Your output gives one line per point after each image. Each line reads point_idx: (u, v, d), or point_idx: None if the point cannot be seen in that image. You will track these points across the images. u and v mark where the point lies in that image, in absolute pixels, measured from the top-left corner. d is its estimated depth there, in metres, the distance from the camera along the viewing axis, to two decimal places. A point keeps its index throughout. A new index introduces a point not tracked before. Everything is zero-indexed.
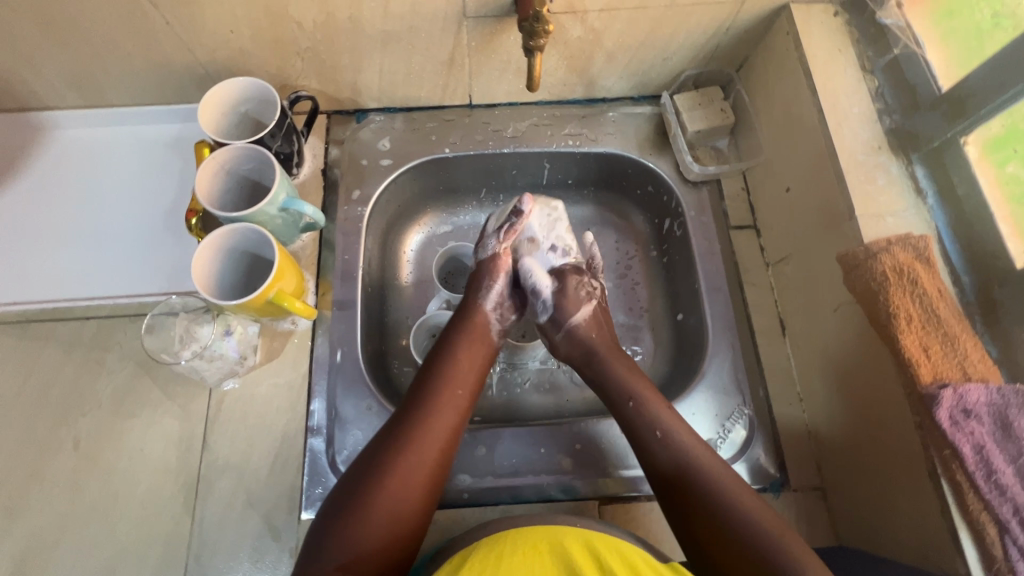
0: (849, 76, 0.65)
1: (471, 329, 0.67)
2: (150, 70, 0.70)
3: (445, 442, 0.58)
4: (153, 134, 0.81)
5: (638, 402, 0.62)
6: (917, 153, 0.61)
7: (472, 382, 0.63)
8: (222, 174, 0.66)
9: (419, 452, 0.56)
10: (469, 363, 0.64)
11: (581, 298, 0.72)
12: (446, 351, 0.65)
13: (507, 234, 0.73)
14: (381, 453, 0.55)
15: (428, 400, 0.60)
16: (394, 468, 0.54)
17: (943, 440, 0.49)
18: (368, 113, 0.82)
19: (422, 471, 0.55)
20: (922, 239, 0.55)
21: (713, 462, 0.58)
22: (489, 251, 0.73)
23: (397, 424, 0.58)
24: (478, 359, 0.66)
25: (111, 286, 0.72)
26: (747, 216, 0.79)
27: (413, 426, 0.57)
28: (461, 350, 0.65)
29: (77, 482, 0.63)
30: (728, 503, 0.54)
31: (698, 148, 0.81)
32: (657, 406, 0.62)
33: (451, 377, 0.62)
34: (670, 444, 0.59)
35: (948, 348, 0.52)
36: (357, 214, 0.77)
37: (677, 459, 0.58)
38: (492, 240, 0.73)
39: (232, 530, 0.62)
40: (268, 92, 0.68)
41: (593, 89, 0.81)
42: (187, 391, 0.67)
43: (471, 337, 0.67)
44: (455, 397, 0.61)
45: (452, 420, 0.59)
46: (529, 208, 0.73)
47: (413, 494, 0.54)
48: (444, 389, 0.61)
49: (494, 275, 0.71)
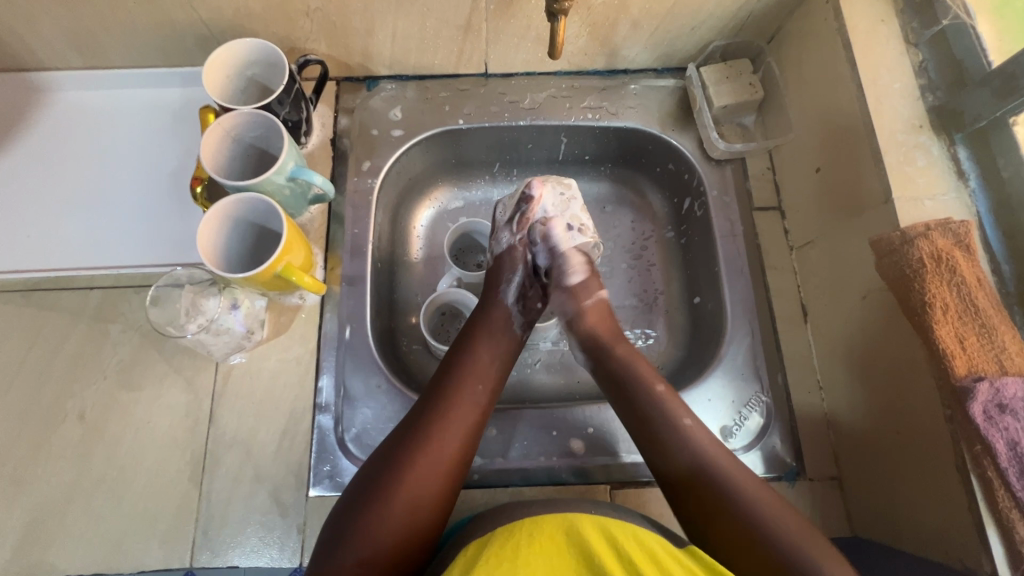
0: (892, 49, 0.61)
1: (490, 323, 0.66)
2: (152, 29, 0.67)
3: (466, 439, 0.57)
4: (155, 97, 0.78)
5: (657, 394, 0.60)
6: (960, 133, 0.57)
7: (493, 377, 0.62)
8: (228, 141, 0.64)
9: (439, 447, 0.55)
10: (488, 361, 0.63)
11: (591, 294, 0.70)
12: (466, 346, 0.64)
13: (521, 224, 0.71)
14: (401, 447, 0.54)
15: (448, 395, 0.59)
16: (415, 464, 0.53)
17: (976, 435, 0.47)
18: (380, 80, 0.79)
19: (443, 467, 0.54)
20: (962, 225, 0.52)
21: (727, 464, 0.55)
22: (503, 244, 0.72)
23: (417, 418, 0.57)
24: (498, 354, 0.64)
25: (116, 255, 0.70)
26: (772, 197, 0.76)
27: (433, 420, 0.56)
28: (481, 345, 0.64)
29: (83, 453, 0.63)
30: (741, 501, 0.52)
31: (723, 124, 0.78)
32: (667, 405, 0.60)
33: (471, 373, 0.61)
34: (683, 441, 0.57)
35: (985, 340, 0.49)
36: (367, 186, 0.74)
37: (695, 460, 0.55)
38: (506, 233, 0.72)
39: (239, 506, 0.61)
40: (276, 55, 0.65)
41: (615, 60, 0.77)
42: (193, 364, 0.66)
43: (491, 331, 0.65)
44: (476, 392, 0.60)
45: (473, 415, 0.58)
46: (539, 193, 0.71)
47: (435, 490, 0.53)
48: (464, 385, 0.60)
49: (510, 268, 0.70)
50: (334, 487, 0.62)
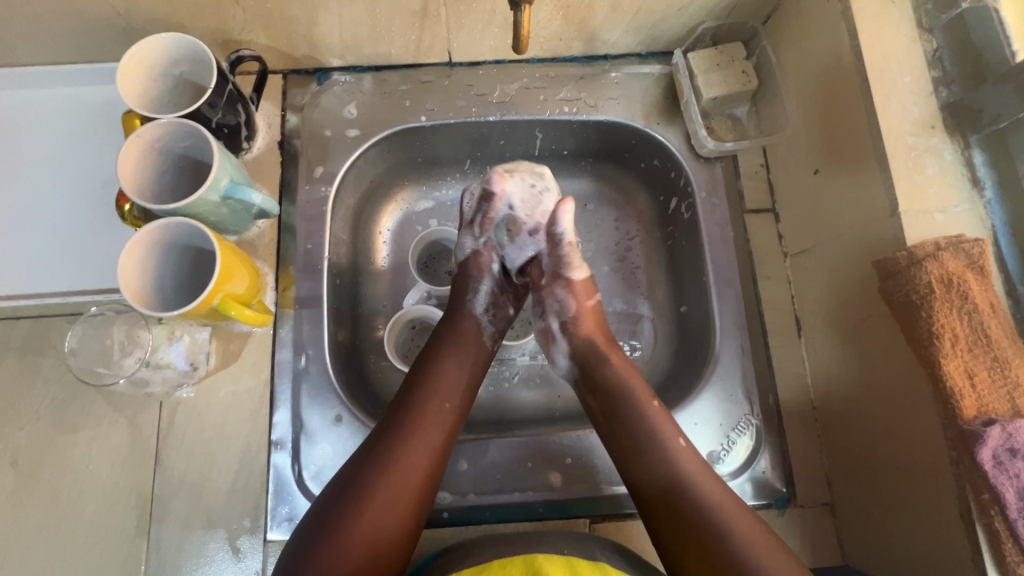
0: (903, 35, 0.53)
1: (459, 333, 0.60)
2: (60, 23, 0.58)
3: (431, 463, 0.52)
4: (74, 97, 0.69)
5: (635, 413, 0.54)
6: (976, 134, 0.51)
7: (461, 393, 0.57)
8: (153, 155, 0.56)
9: (400, 476, 0.50)
10: (457, 373, 0.57)
11: (565, 297, 0.63)
12: (432, 357, 0.58)
13: (483, 226, 0.65)
14: (357, 479, 0.50)
15: (410, 416, 0.53)
16: (371, 497, 0.49)
17: (983, 483, 0.43)
18: (332, 73, 0.71)
19: (404, 498, 0.50)
20: (976, 244, 0.46)
21: (708, 484, 0.50)
22: (467, 251, 0.65)
23: (377, 444, 0.52)
24: (468, 366, 0.59)
25: (34, 282, 0.62)
26: (765, 197, 0.69)
27: (392, 446, 0.51)
28: (448, 356, 0.58)
29: (17, 502, 0.58)
30: (718, 525, 0.47)
31: (713, 116, 0.71)
32: (646, 413, 0.54)
33: (437, 390, 0.55)
34: (666, 459, 0.51)
35: (997, 375, 0.44)
36: (320, 195, 0.67)
37: (670, 475, 0.50)
38: (469, 238, 0.65)
39: (190, 554, 0.57)
40: (203, 52, 0.56)
41: (593, 45, 0.69)
42: (134, 401, 0.60)
43: (460, 342, 0.59)
44: (441, 411, 0.54)
45: (438, 438, 0.53)
46: (501, 188, 0.64)
47: (394, 525, 0.49)
48: (430, 403, 0.54)
49: (476, 276, 0.64)
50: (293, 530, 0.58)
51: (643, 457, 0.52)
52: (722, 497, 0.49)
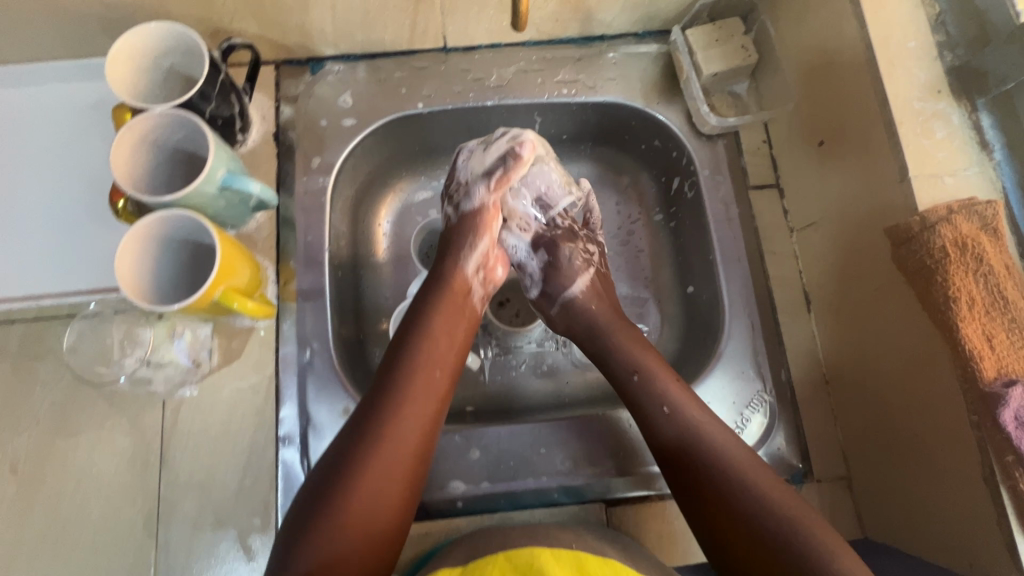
0: (906, 0, 0.53)
1: (447, 299, 0.58)
2: (44, 16, 0.57)
3: (424, 429, 0.51)
4: (59, 95, 0.67)
5: (643, 375, 0.55)
6: (983, 98, 0.50)
7: (451, 361, 0.55)
8: (147, 147, 0.55)
9: (393, 444, 0.49)
10: (446, 337, 0.56)
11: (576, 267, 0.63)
12: (418, 326, 0.56)
13: (498, 184, 0.62)
14: (349, 453, 0.48)
15: (400, 387, 0.52)
16: (365, 470, 0.47)
17: (1006, 445, 0.42)
18: (324, 62, 0.69)
19: (399, 469, 0.49)
20: (989, 206, 0.46)
21: (727, 443, 0.51)
22: (475, 201, 0.62)
23: (366, 414, 0.50)
24: (456, 334, 0.57)
25: (25, 285, 0.60)
26: (768, 173, 0.69)
27: (383, 418, 0.50)
28: (436, 323, 0.56)
29: (20, 510, 0.56)
30: (737, 483, 0.48)
31: (713, 94, 0.70)
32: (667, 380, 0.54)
33: (427, 359, 0.54)
34: (680, 422, 0.52)
35: (1016, 336, 0.44)
36: (318, 186, 0.66)
37: (684, 436, 0.52)
38: (480, 189, 0.62)
39: (201, 555, 0.56)
40: (193, 40, 0.55)
41: (590, 25, 0.68)
42: (135, 402, 0.59)
43: (448, 308, 0.58)
44: (431, 379, 0.53)
45: (431, 407, 0.52)
46: (529, 154, 0.61)
47: (390, 496, 0.48)
48: (418, 370, 0.53)
49: (477, 234, 0.61)
50: None
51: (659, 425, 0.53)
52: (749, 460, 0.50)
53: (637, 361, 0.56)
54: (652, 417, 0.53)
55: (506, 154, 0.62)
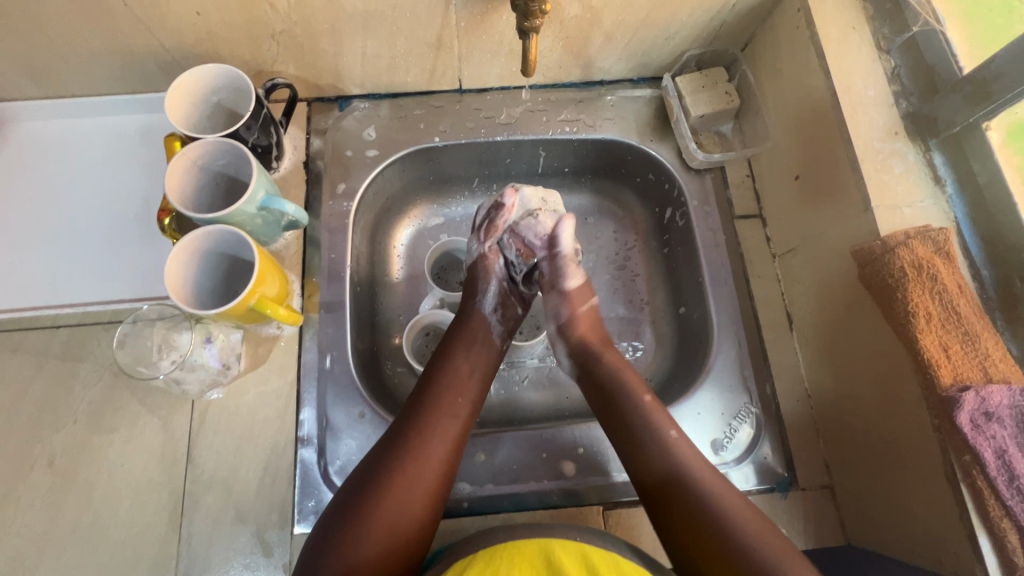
0: (865, 56, 0.61)
1: (469, 333, 0.64)
2: (111, 57, 0.65)
3: (448, 450, 0.55)
4: (116, 126, 0.75)
5: (655, 401, 0.59)
6: (934, 139, 0.57)
7: (474, 388, 0.60)
8: (195, 171, 0.62)
9: (420, 462, 0.53)
10: (469, 368, 0.61)
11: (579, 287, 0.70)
12: (445, 356, 0.62)
13: (488, 233, 0.70)
14: (379, 467, 0.53)
15: (428, 409, 0.57)
16: (393, 483, 0.51)
17: (964, 445, 0.47)
18: (352, 100, 0.77)
19: (424, 484, 0.52)
20: (942, 232, 0.52)
21: (710, 480, 0.53)
22: (475, 254, 0.71)
23: (396, 434, 0.55)
24: (478, 364, 0.62)
25: (77, 293, 0.67)
26: (752, 204, 0.75)
27: (411, 436, 0.54)
28: (460, 354, 0.62)
29: (54, 502, 0.60)
30: (715, 514, 0.50)
31: (701, 133, 0.78)
32: (655, 411, 0.58)
33: (451, 385, 0.59)
34: (668, 449, 0.55)
35: (969, 347, 0.49)
36: (343, 209, 0.72)
37: (673, 470, 0.53)
38: (476, 242, 0.71)
39: (221, 548, 0.59)
40: (241, 80, 0.63)
41: (590, 72, 0.77)
42: (167, 403, 0.64)
43: (470, 342, 0.64)
44: (456, 404, 0.58)
45: (454, 428, 0.56)
46: (512, 201, 0.70)
47: (415, 510, 0.51)
48: (445, 396, 0.58)
49: (485, 277, 0.68)
50: None
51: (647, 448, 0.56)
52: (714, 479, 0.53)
53: (625, 391, 0.60)
54: (645, 440, 0.56)
55: (495, 206, 0.71)
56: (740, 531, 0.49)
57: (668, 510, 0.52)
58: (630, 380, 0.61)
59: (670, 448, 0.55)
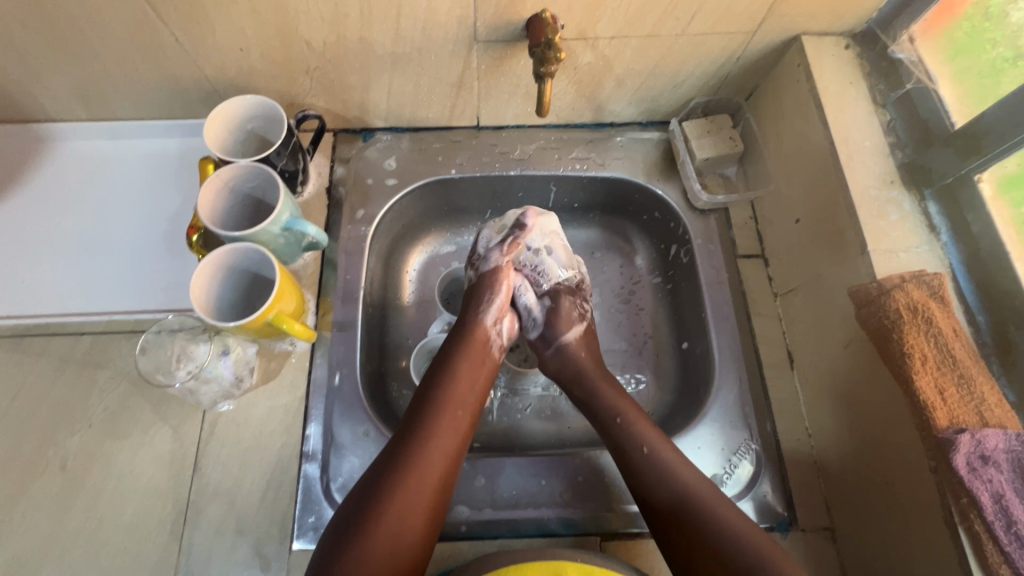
0: (861, 110, 0.65)
1: (471, 345, 0.66)
2: (157, 85, 0.70)
3: (447, 464, 0.56)
4: (156, 149, 0.80)
5: (626, 417, 0.62)
6: (929, 189, 0.61)
7: (473, 401, 0.62)
8: (225, 190, 0.66)
9: (421, 477, 0.54)
10: (469, 379, 0.63)
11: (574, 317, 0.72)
12: (447, 364, 0.63)
13: (511, 248, 0.72)
14: (382, 477, 0.53)
15: (430, 419, 0.58)
16: (395, 496, 0.52)
17: (961, 488, 0.48)
18: (375, 132, 0.82)
19: (425, 496, 0.54)
20: (936, 277, 0.54)
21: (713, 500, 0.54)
22: (489, 265, 0.72)
23: (396, 449, 0.56)
24: (479, 378, 0.64)
25: (105, 303, 0.70)
26: (755, 244, 0.78)
27: (414, 444, 0.56)
28: (462, 363, 0.64)
29: (61, 505, 0.61)
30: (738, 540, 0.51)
31: (706, 175, 0.81)
32: (642, 424, 0.61)
33: (453, 397, 0.61)
34: (667, 475, 0.56)
35: (965, 391, 0.50)
36: (360, 234, 0.76)
37: (681, 494, 0.55)
38: (496, 253, 0.72)
39: (220, 560, 0.60)
40: (275, 110, 0.67)
41: (602, 114, 0.81)
42: (179, 412, 0.66)
43: (472, 354, 0.65)
44: (456, 418, 0.59)
45: (453, 440, 0.58)
46: (533, 223, 0.73)
47: (415, 527, 0.52)
48: (445, 408, 0.59)
49: (494, 290, 0.70)
50: (318, 540, 0.61)
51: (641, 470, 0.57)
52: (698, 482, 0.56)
53: (618, 406, 0.63)
54: (633, 453, 0.59)
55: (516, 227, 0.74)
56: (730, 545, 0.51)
57: (677, 536, 0.53)
58: (613, 396, 0.64)
59: (674, 472, 0.57)
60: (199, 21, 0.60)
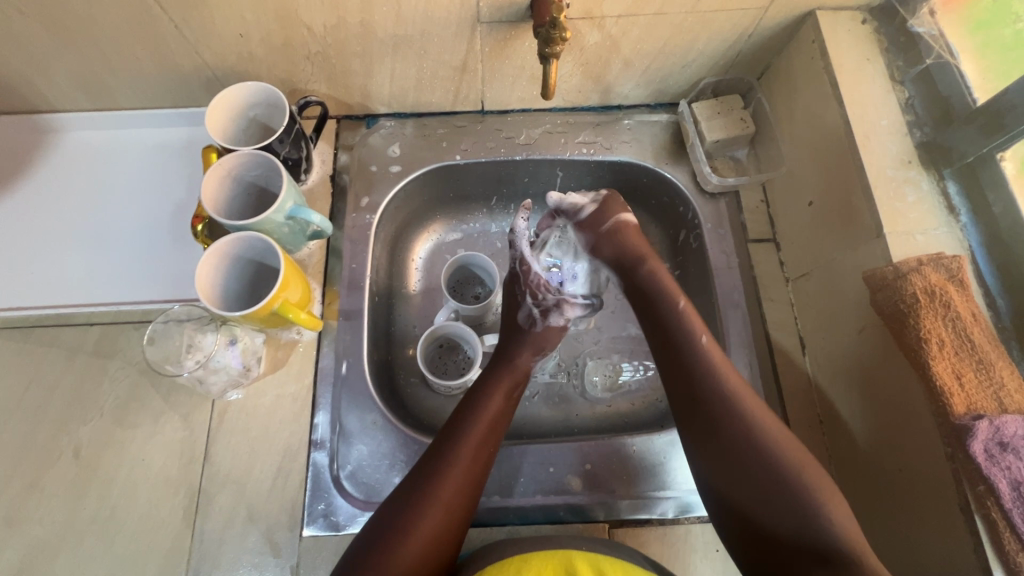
0: (878, 88, 0.63)
1: (503, 376, 0.64)
2: (158, 73, 0.69)
3: (468, 498, 0.55)
4: (160, 137, 0.80)
5: (708, 341, 0.59)
6: (948, 168, 0.59)
7: (496, 437, 0.60)
8: (228, 179, 0.65)
9: (445, 511, 0.53)
10: (500, 411, 0.61)
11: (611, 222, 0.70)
12: (479, 401, 0.61)
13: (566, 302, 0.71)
14: (406, 511, 0.52)
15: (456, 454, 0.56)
16: (417, 528, 0.51)
17: (978, 475, 0.47)
18: (378, 118, 0.80)
19: (445, 531, 0.53)
20: (955, 260, 0.53)
21: (785, 441, 0.53)
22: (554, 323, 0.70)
23: (423, 477, 0.55)
24: (506, 411, 0.62)
25: (113, 293, 0.70)
26: (766, 228, 0.76)
27: (439, 481, 0.54)
28: (494, 399, 0.62)
29: (75, 493, 0.62)
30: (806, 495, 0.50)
31: (716, 158, 0.79)
32: (713, 350, 0.58)
33: (483, 432, 0.58)
34: (744, 420, 0.54)
35: (983, 376, 0.49)
36: (365, 222, 0.75)
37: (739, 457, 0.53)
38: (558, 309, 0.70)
39: (232, 547, 0.60)
40: (277, 97, 0.66)
41: (609, 96, 0.79)
42: (189, 401, 0.66)
43: (503, 388, 0.63)
44: (483, 453, 0.58)
45: (477, 475, 0.56)
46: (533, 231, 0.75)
47: (434, 559, 0.52)
48: (474, 443, 0.57)
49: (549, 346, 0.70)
50: (328, 526, 0.61)
51: (711, 405, 0.55)
52: (772, 424, 0.54)
53: (693, 327, 0.60)
54: (704, 387, 0.56)
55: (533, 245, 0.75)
56: (789, 510, 0.50)
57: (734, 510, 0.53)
58: (688, 316, 0.62)
59: (753, 415, 0.54)
60: (198, 7, 0.59)
